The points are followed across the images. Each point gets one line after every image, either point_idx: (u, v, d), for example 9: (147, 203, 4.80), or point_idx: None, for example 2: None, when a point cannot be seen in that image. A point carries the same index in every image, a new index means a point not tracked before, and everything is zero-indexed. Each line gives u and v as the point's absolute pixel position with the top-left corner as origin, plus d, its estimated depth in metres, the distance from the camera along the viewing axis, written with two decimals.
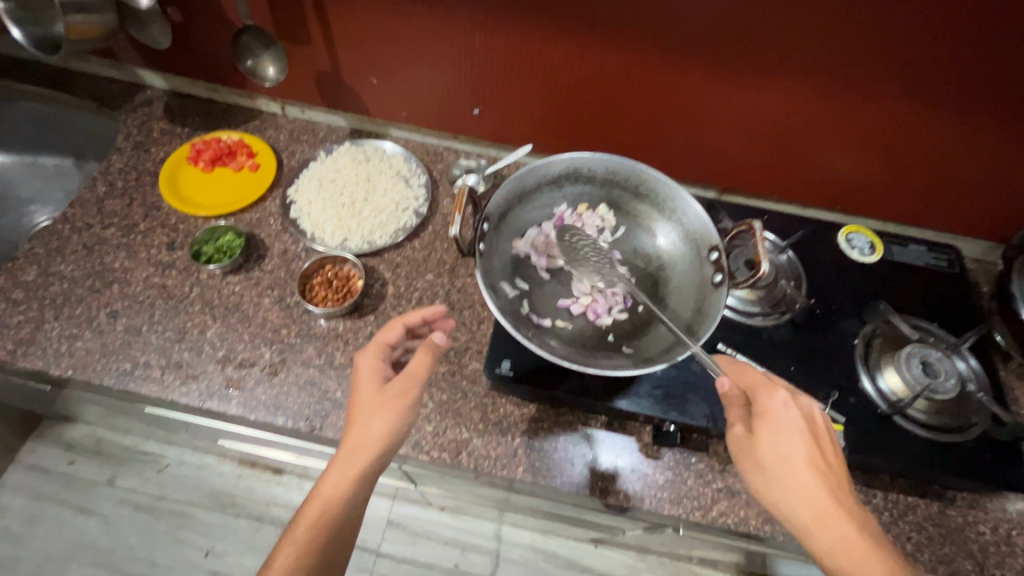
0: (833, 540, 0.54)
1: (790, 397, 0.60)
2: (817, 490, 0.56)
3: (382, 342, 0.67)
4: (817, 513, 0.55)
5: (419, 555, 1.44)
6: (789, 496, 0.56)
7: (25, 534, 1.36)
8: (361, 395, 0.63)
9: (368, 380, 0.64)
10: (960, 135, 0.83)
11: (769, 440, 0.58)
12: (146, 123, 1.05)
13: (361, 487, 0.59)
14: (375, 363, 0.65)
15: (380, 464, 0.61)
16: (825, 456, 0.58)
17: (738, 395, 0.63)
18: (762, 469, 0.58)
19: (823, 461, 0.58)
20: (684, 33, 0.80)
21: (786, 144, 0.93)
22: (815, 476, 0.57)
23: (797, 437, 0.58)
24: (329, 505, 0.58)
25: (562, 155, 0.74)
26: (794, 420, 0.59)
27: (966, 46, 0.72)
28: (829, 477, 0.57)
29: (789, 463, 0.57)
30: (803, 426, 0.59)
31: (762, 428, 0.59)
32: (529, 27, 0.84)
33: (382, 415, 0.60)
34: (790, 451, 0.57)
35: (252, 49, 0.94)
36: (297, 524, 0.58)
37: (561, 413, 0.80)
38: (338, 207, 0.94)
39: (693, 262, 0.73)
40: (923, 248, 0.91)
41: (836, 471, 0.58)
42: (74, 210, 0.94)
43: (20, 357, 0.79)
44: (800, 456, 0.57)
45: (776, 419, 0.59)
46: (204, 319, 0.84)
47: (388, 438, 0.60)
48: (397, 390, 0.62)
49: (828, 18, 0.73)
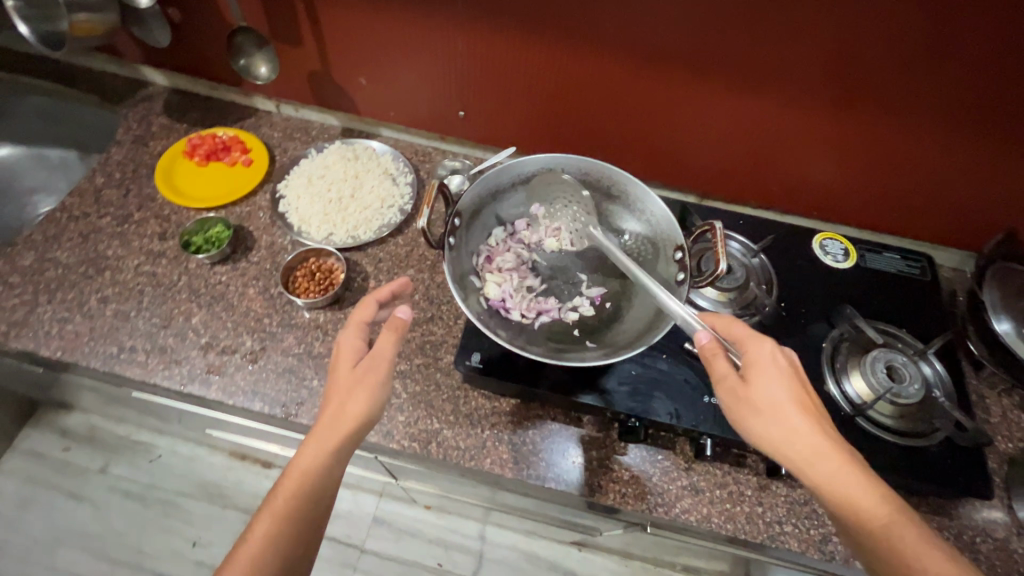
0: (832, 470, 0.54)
1: (773, 345, 0.61)
2: (811, 428, 0.56)
3: (358, 320, 0.66)
4: (814, 448, 0.55)
5: (403, 553, 1.44)
6: (786, 435, 0.56)
7: (17, 518, 1.38)
8: (338, 370, 0.62)
9: (345, 355, 0.63)
10: (934, 144, 0.85)
11: (763, 383, 0.58)
12: (146, 118, 1.09)
13: (338, 459, 0.59)
14: (351, 340, 0.64)
15: (357, 438, 0.60)
16: (807, 394, 0.59)
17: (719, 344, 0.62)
18: (759, 414, 0.57)
19: (810, 400, 0.58)
20: (658, 39, 0.82)
21: (763, 150, 0.95)
22: (803, 413, 0.57)
23: (785, 381, 0.58)
24: (306, 478, 0.57)
25: (536, 155, 0.77)
26: (779, 364, 0.60)
27: (936, 57, 0.74)
28: (813, 412, 0.58)
29: (783, 402, 0.57)
30: (789, 371, 0.59)
31: (752, 375, 0.59)
32: (510, 32, 0.87)
33: (359, 390, 0.60)
34: (781, 395, 0.57)
35: (245, 50, 0.98)
36: (275, 494, 0.58)
37: (532, 407, 0.82)
38: (325, 203, 0.97)
39: (660, 262, 0.75)
40: (896, 255, 0.94)
41: (816, 406, 0.59)
42: (72, 200, 0.98)
43: (12, 338, 0.83)
44: (787, 395, 0.57)
45: (763, 364, 0.59)
46: (189, 307, 0.87)
47: (364, 414, 0.59)
48: (372, 366, 0.61)
49: (796, 26, 0.75)
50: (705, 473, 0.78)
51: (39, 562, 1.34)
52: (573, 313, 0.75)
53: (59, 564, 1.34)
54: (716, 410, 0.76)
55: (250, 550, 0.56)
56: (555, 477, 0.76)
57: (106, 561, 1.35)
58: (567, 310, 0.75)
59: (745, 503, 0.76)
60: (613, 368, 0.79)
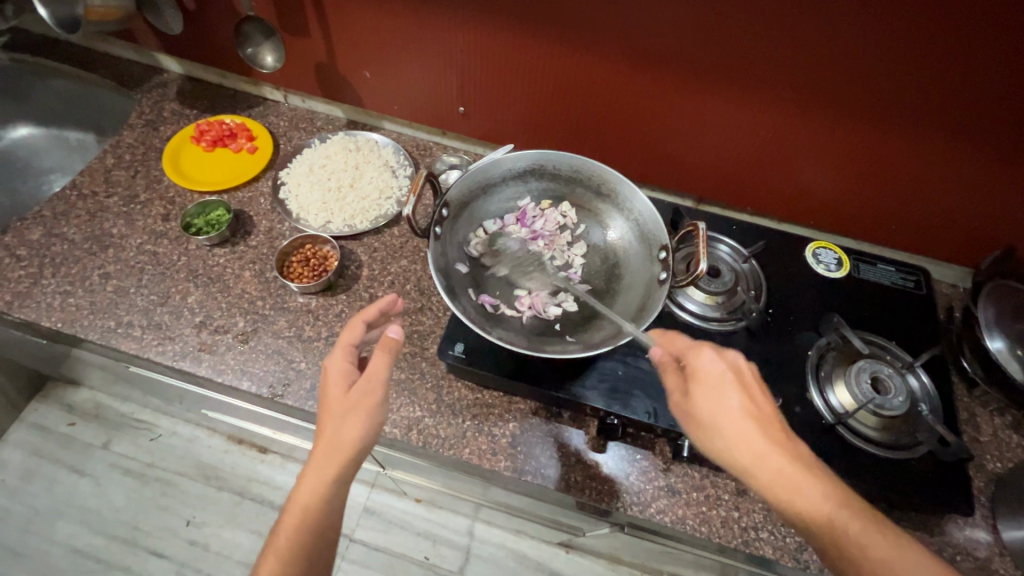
0: (777, 478, 0.54)
1: (717, 353, 0.60)
2: (755, 434, 0.56)
3: (346, 345, 0.66)
4: (756, 455, 0.55)
5: (391, 544, 1.45)
6: (726, 443, 0.56)
7: (20, 489, 1.42)
8: (331, 399, 0.63)
9: (337, 383, 0.64)
10: (933, 158, 0.84)
11: (702, 395, 0.58)
12: (159, 103, 1.12)
13: (339, 487, 0.60)
14: (342, 367, 0.65)
15: (357, 462, 0.62)
16: (755, 401, 0.58)
17: (668, 360, 0.63)
18: (702, 426, 0.58)
19: (756, 409, 0.58)
20: (654, 40, 0.83)
21: (758, 156, 0.95)
22: (747, 421, 0.57)
23: (728, 390, 0.58)
24: (308, 510, 0.59)
25: (527, 150, 0.78)
26: (721, 372, 0.59)
27: (932, 68, 0.73)
28: (761, 419, 0.57)
29: (726, 412, 0.57)
30: (732, 379, 0.59)
31: (693, 386, 0.59)
32: (508, 29, 0.88)
33: (354, 417, 0.61)
34: (725, 406, 0.57)
35: (253, 39, 1.01)
36: (279, 530, 0.59)
37: (513, 401, 0.82)
38: (324, 192, 0.99)
39: (645, 261, 0.75)
40: (892, 267, 0.93)
41: (767, 412, 0.58)
42: (83, 178, 1.01)
43: (16, 308, 0.86)
44: (730, 402, 0.57)
45: (706, 375, 0.59)
46: (187, 286, 0.90)
47: (361, 442, 0.61)
48: (366, 391, 0.62)
49: (789, 31, 0.75)
50: (682, 474, 0.78)
51: (38, 532, 1.37)
52: (555, 308, 0.76)
53: (56, 535, 1.37)
54: None
55: None
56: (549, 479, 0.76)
57: (101, 534, 1.38)
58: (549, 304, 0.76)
59: (721, 507, 0.75)
60: (595, 365, 0.80)
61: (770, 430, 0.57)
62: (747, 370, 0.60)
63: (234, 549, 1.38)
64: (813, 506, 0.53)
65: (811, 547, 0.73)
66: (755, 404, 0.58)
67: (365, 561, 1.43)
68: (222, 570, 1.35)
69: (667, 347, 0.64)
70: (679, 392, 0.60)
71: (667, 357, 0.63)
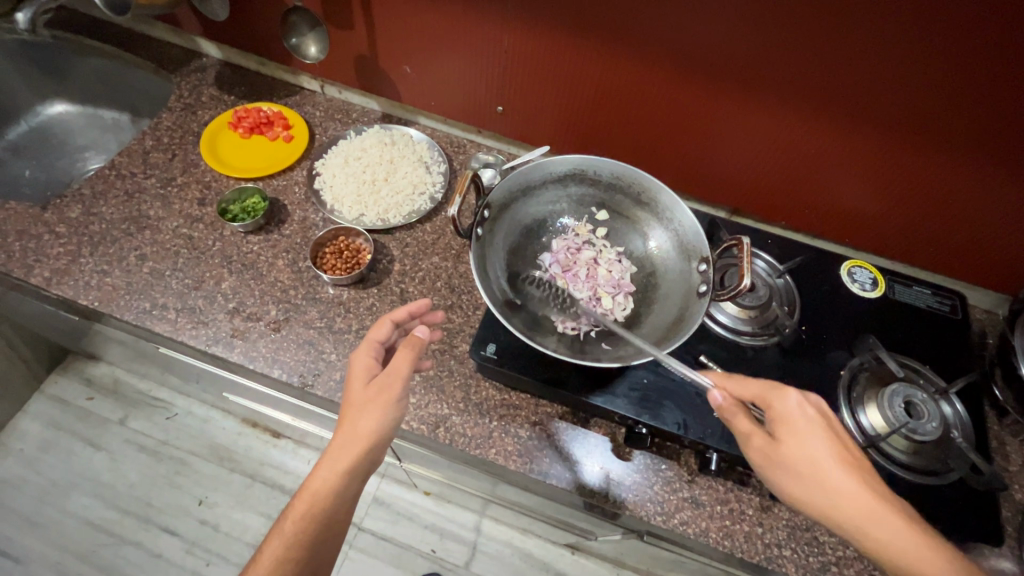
0: (860, 514, 0.54)
1: (801, 396, 0.60)
2: (853, 483, 0.56)
3: (372, 340, 0.67)
4: (840, 494, 0.55)
5: (398, 535, 1.45)
6: (819, 490, 0.56)
7: (38, 460, 1.44)
8: (351, 391, 0.63)
9: (358, 377, 0.64)
10: (982, 185, 0.82)
11: (792, 441, 0.58)
12: (197, 87, 1.13)
13: (351, 481, 0.60)
14: (365, 361, 0.65)
15: (370, 459, 0.61)
16: (847, 449, 0.58)
17: (734, 404, 0.62)
18: (793, 475, 0.57)
19: (850, 457, 0.58)
20: (695, 49, 0.82)
21: (792, 170, 0.94)
22: (844, 469, 0.56)
23: (821, 435, 0.58)
24: (317, 498, 0.59)
25: (569, 155, 0.81)
26: (810, 417, 0.59)
27: (991, 91, 0.71)
28: (856, 467, 0.57)
29: (823, 473, 0.56)
30: (821, 423, 0.59)
31: (781, 432, 0.59)
32: (552, 29, 0.88)
33: (370, 411, 0.61)
34: (814, 451, 0.57)
35: (298, 29, 1.01)
36: (286, 515, 0.60)
37: (540, 403, 0.82)
38: (358, 184, 1.00)
39: (683, 270, 0.78)
40: (927, 290, 0.92)
41: (859, 459, 0.58)
42: (121, 159, 1.03)
43: (55, 285, 0.87)
44: (824, 453, 0.57)
45: (806, 425, 0.59)
46: (221, 272, 0.91)
47: (378, 434, 0.61)
48: (386, 385, 0.62)
49: (833, 49, 0.75)
50: (707, 487, 0.77)
51: (54, 504, 1.39)
52: (607, 314, 0.78)
53: (71, 508, 1.39)
54: (726, 426, 0.76)
55: (260, 569, 0.58)
56: (573, 487, 0.76)
57: (115, 509, 1.40)
58: (587, 258, 0.83)
59: (745, 522, 0.75)
60: (626, 374, 0.80)
61: (862, 476, 0.56)
62: (830, 414, 0.61)
63: (244, 531, 1.39)
64: (898, 542, 0.53)
65: (835, 567, 0.73)
66: (855, 458, 0.58)
67: (372, 550, 1.42)
68: (232, 551, 1.37)
69: (739, 393, 0.65)
70: (760, 440, 0.60)
71: (731, 401, 0.62)
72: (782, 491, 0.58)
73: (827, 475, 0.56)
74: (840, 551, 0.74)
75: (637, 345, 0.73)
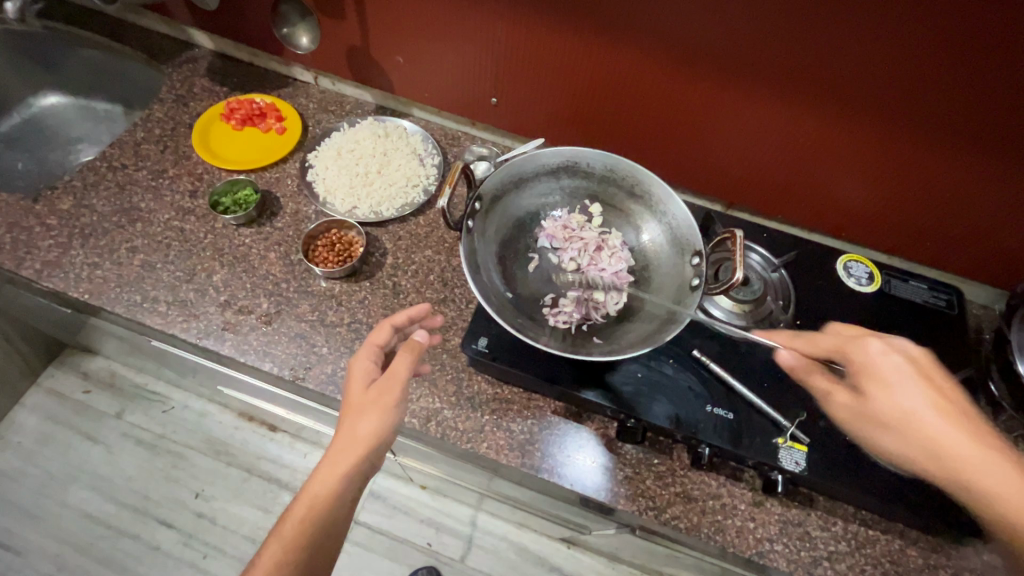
0: (971, 460, 0.57)
1: (882, 343, 0.64)
2: (951, 427, 0.59)
3: (372, 343, 0.67)
4: (921, 440, 0.59)
5: (394, 529, 1.45)
6: (918, 441, 0.59)
7: (35, 452, 1.44)
8: (351, 394, 0.63)
9: (358, 380, 0.64)
10: (980, 179, 0.82)
11: (877, 393, 0.62)
12: (189, 79, 1.12)
13: (351, 484, 0.60)
14: (365, 364, 0.65)
15: (370, 462, 0.61)
16: (948, 396, 0.61)
17: (805, 364, 0.69)
18: (885, 428, 0.61)
19: (946, 401, 0.60)
20: (691, 39, 0.81)
21: (789, 163, 0.93)
22: (942, 417, 0.59)
23: (915, 383, 0.61)
24: (317, 501, 0.59)
25: (562, 147, 0.80)
26: (897, 365, 0.63)
27: (989, 83, 0.70)
28: (957, 413, 0.60)
29: (918, 419, 0.59)
30: (910, 369, 0.62)
31: (867, 385, 0.63)
32: (545, 19, 0.87)
33: (370, 413, 0.61)
34: (915, 400, 0.60)
35: (289, 18, 1.01)
36: (285, 519, 0.59)
37: (533, 397, 0.82)
38: (351, 176, 0.99)
39: (676, 263, 0.77)
40: (923, 285, 0.92)
41: (961, 405, 0.60)
42: (113, 151, 1.02)
43: (45, 277, 0.87)
44: (920, 403, 0.60)
45: (895, 377, 0.62)
46: (212, 265, 0.90)
47: (378, 437, 0.60)
48: (386, 388, 0.62)
49: (829, 40, 0.73)
50: (699, 482, 0.77)
51: (52, 496, 1.40)
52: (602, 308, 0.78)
53: (68, 500, 1.39)
54: (718, 421, 0.75)
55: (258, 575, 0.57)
56: (564, 481, 0.76)
57: (112, 502, 1.40)
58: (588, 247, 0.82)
59: (737, 517, 0.75)
60: (618, 368, 0.79)
61: (978, 426, 0.59)
62: (923, 360, 0.64)
63: (240, 524, 1.40)
64: (997, 484, 0.55)
65: (826, 562, 0.72)
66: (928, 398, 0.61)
67: (368, 543, 1.42)
68: (228, 544, 1.37)
69: (810, 349, 0.70)
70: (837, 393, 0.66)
71: (802, 361, 0.69)
72: (872, 444, 0.62)
73: (933, 424, 0.59)
74: (832, 546, 0.73)
75: (629, 339, 0.72)
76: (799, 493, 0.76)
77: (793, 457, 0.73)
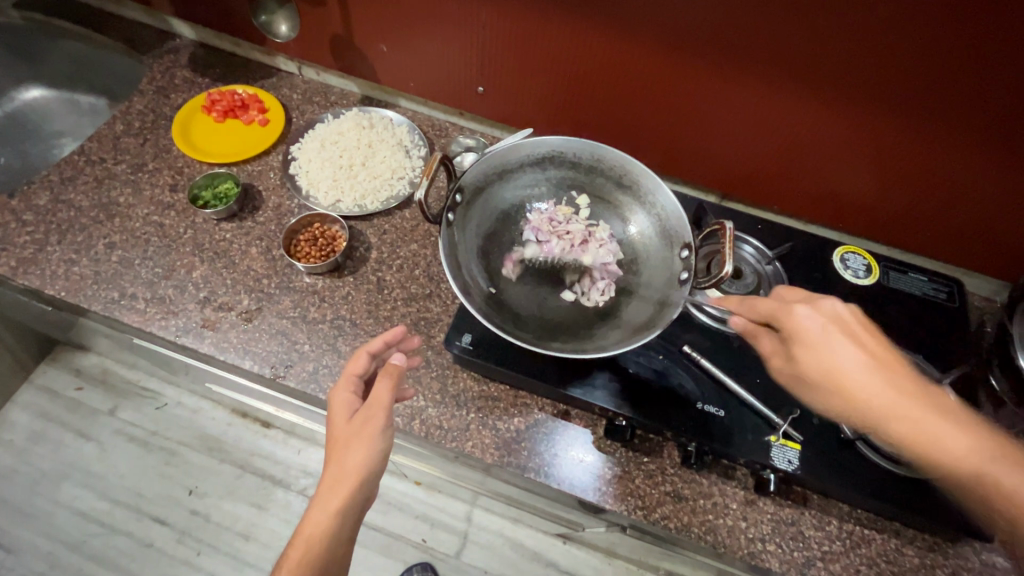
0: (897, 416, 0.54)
1: (810, 307, 0.58)
2: (879, 382, 0.55)
3: (349, 374, 0.65)
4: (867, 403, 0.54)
5: (388, 525, 1.43)
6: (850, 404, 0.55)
7: (27, 450, 1.43)
8: (334, 428, 0.61)
9: (339, 412, 0.62)
10: (979, 169, 0.79)
11: (805, 355, 0.57)
12: (171, 69, 1.09)
13: (345, 519, 0.57)
14: (345, 395, 0.63)
15: (363, 495, 0.58)
16: (866, 345, 0.57)
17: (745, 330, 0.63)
18: (824, 392, 0.56)
19: (873, 356, 0.56)
20: (680, 23, 0.78)
21: (783, 153, 0.90)
22: (870, 372, 0.55)
23: (840, 339, 0.56)
24: (312, 543, 0.55)
25: (547, 136, 0.78)
26: (817, 327, 0.57)
27: (988, 66, 0.67)
28: (883, 365, 0.56)
29: (845, 381, 0.55)
30: (836, 328, 0.57)
31: (796, 350, 0.57)
32: (530, 4, 0.84)
33: (356, 443, 0.58)
34: (840, 361, 0.55)
35: (265, 7, 0.97)
36: (280, 569, 0.55)
37: (519, 394, 0.80)
38: (335, 169, 0.96)
39: (665, 256, 0.75)
40: (923, 277, 0.89)
41: (882, 355, 0.57)
42: (91, 144, 1.00)
43: (21, 274, 0.85)
44: (849, 361, 0.55)
45: (822, 338, 0.57)
46: (192, 261, 0.88)
47: (366, 467, 0.57)
48: (369, 416, 0.60)
49: (823, 24, 0.71)
50: (689, 481, 0.75)
51: (44, 494, 1.39)
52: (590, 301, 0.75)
53: (60, 498, 1.38)
54: (707, 418, 0.73)
55: None
56: (551, 479, 0.74)
57: (105, 499, 1.39)
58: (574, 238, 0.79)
59: (728, 516, 0.73)
60: (606, 363, 0.77)
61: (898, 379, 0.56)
62: (845, 314, 0.59)
63: (234, 521, 1.38)
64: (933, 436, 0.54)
65: (820, 562, 0.70)
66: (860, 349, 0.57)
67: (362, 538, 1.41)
68: (222, 541, 1.36)
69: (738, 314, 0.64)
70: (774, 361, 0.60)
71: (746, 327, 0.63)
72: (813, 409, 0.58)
73: (866, 386, 0.55)
74: (827, 546, 0.71)
75: (615, 333, 0.70)
76: (792, 491, 0.74)
77: (786, 455, 0.71)
